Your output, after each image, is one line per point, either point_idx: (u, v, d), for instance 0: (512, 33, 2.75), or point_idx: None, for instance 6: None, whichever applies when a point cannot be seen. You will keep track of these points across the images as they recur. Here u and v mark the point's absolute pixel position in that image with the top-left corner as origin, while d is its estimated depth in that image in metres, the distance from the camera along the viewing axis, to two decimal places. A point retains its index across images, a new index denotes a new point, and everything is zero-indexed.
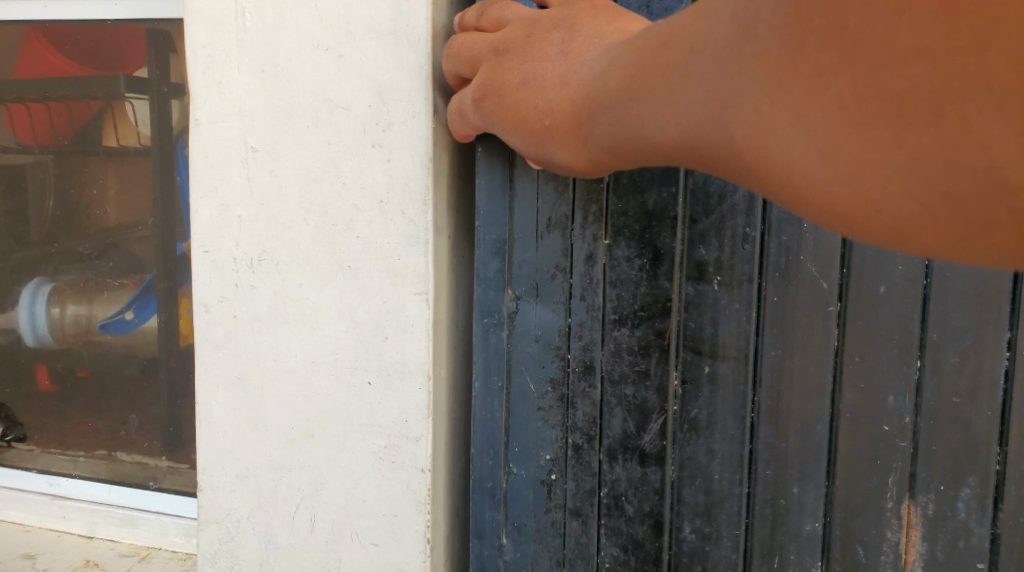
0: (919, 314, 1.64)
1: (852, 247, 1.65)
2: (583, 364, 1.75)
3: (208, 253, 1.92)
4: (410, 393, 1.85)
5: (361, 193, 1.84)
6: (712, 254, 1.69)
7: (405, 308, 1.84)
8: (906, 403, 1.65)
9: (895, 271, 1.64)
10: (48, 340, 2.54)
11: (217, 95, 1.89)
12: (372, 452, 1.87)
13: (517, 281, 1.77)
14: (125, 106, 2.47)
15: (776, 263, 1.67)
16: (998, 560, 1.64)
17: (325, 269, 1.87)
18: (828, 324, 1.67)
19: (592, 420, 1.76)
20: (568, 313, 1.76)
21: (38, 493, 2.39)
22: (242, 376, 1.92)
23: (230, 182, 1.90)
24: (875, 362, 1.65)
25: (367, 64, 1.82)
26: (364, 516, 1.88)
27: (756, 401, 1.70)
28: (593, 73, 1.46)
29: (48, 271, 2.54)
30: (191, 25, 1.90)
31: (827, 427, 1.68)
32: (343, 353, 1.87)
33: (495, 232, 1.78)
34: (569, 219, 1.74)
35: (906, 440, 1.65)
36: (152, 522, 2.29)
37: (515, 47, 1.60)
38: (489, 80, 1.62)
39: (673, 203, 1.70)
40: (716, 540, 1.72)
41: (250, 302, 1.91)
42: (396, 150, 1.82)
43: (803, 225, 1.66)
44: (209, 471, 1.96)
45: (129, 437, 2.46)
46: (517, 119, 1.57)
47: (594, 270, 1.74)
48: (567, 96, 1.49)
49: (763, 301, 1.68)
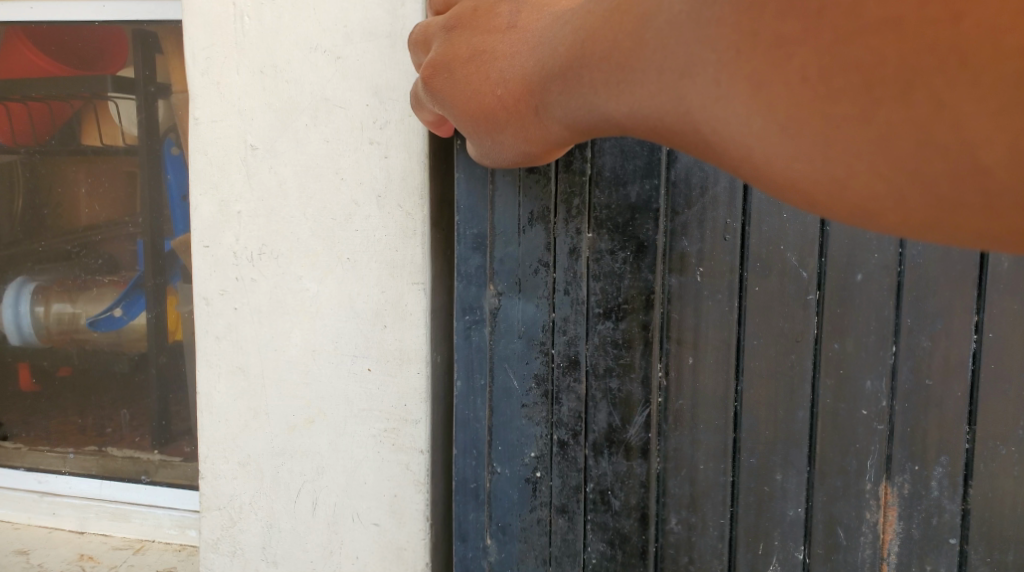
0: (893, 302, 1.70)
1: (829, 235, 1.70)
2: (567, 360, 1.79)
3: (208, 248, 1.96)
4: (409, 377, 1.90)
5: (359, 188, 1.90)
6: (694, 245, 1.74)
7: (403, 297, 1.90)
8: (883, 387, 1.71)
9: (870, 259, 1.70)
10: (33, 338, 2.53)
11: (217, 94, 1.94)
12: (373, 436, 1.93)
13: (499, 277, 1.79)
14: (109, 105, 2.42)
15: (757, 254, 1.72)
16: (969, 534, 1.71)
17: (325, 261, 1.92)
18: (808, 311, 1.72)
19: (577, 415, 1.79)
20: (552, 308, 1.79)
21: (27, 491, 2.47)
22: (244, 365, 1.97)
23: (230, 178, 1.94)
24: (854, 348, 1.71)
25: (365, 65, 1.87)
26: (365, 498, 1.93)
27: (741, 390, 1.74)
28: (546, 40, 1.42)
29: (34, 269, 2.52)
30: (190, 27, 1.94)
31: (807, 413, 1.73)
32: (343, 341, 1.92)
33: (476, 227, 1.80)
34: (550, 212, 1.77)
35: (883, 423, 1.71)
36: (146, 515, 2.38)
37: (466, 24, 1.59)
38: (441, 57, 1.60)
39: (655, 195, 1.75)
40: (702, 530, 1.77)
41: (251, 295, 1.95)
42: (393, 147, 1.88)
43: (783, 215, 1.71)
44: (211, 459, 2.00)
45: (118, 434, 2.48)
46: (468, 93, 1.56)
47: (578, 264, 1.77)
48: (521, 68, 1.47)
49: (745, 291, 1.73)
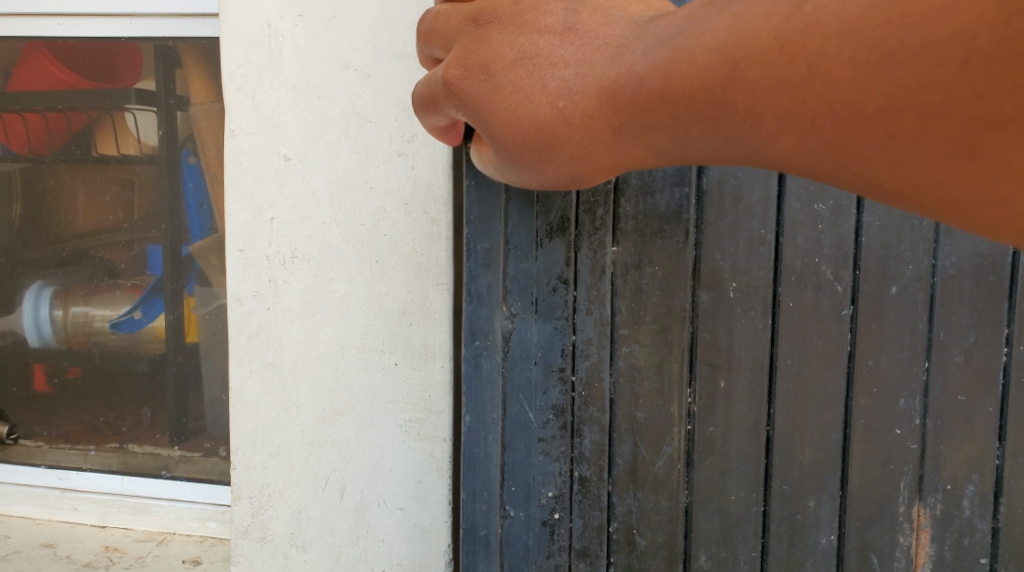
0: (926, 315, 1.67)
1: (864, 246, 1.68)
2: (587, 388, 1.71)
3: (243, 253, 2.06)
4: (433, 371, 2.03)
5: (386, 196, 2.02)
6: (727, 259, 1.69)
7: (428, 296, 2.02)
8: (916, 405, 1.68)
9: (904, 271, 1.67)
10: (52, 341, 2.48)
11: (252, 108, 2.03)
12: (399, 426, 2.04)
13: (512, 296, 1.71)
14: (126, 117, 2.37)
15: (792, 268, 1.68)
16: (999, 554, 1.68)
17: (355, 263, 2.04)
18: (842, 326, 1.68)
19: (600, 448, 1.71)
20: (573, 330, 1.71)
21: (49, 487, 2.48)
22: (277, 361, 2.06)
23: (263, 187, 2.04)
24: (888, 365, 1.68)
25: (393, 84, 2.00)
26: (390, 484, 2.05)
27: (772, 414, 1.70)
28: (641, 57, 1.42)
29: (59, 275, 2.46)
30: (228, 46, 2.04)
31: (841, 435, 1.69)
32: (372, 338, 2.04)
33: (487, 241, 1.72)
34: (570, 224, 1.70)
35: (916, 443, 1.68)
36: (167, 508, 2.40)
37: (501, 18, 1.52)
38: (474, 55, 1.52)
39: (685, 204, 1.70)
40: (732, 564, 1.71)
41: (284, 295, 2.05)
42: (419, 158, 2.01)
43: (819, 224, 1.68)
44: (242, 450, 2.09)
45: (135, 431, 2.45)
46: (517, 100, 1.50)
47: (603, 282, 1.70)
48: (599, 80, 1.45)
49: (779, 308, 1.69)
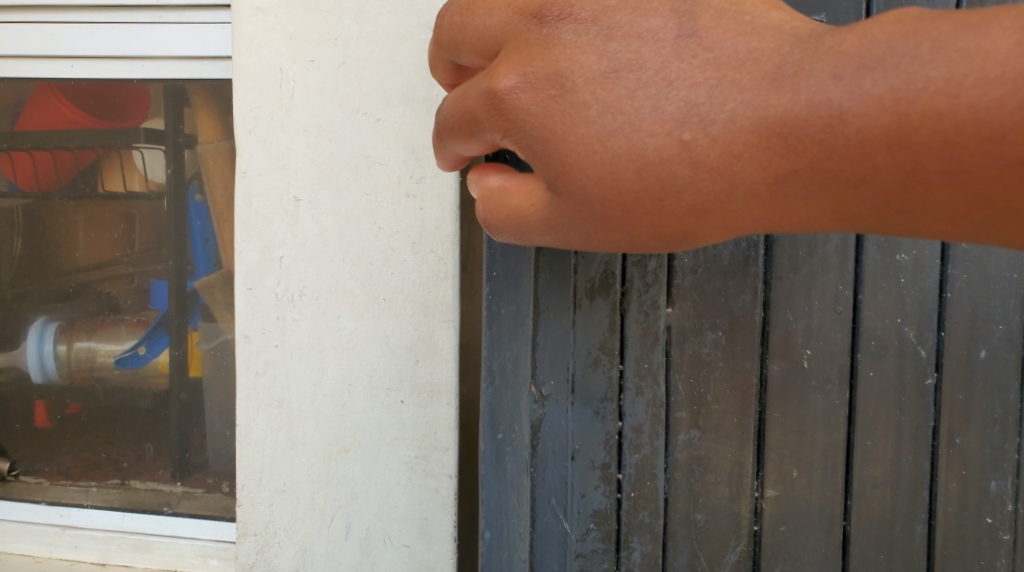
0: (1018, 385, 1.51)
1: (949, 304, 1.51)
2: (637, 488, 1.52)
3: (251, 291, 1.87)
4: (439, 408, 1.87)
5: (395, 235, 1.85)
6: (800, 321, 1.51)
7: (434, 334, 1.86)
8: (1008, 487, 1.52)
9: (994, 332, 1.51)
10: (55, 377, 2.22)
11: (262, 150, 1.86)
12: (405, 462, 1.88)
13: (542, 377, 1.51)
14: (133, 154, 2.15)
15: (871, 332, 1.51)
16: None
17: (362, 301, 1.86)
18: (925, 399, 1.51)
19: (652, 560, 1.52)
20: (619, 416, 1.52)
21: (48, 525, 2.22)
22: (285, 400, 1.88)
23: (272, 226, 1.86)
24: (978, 443, 1.51)
25: (404, 127, 1.84)
26: (396, 521, 1.88)
27: (851, 505, 1.52)
28: (836, 84, 1.27)
29: (65, 314, 2.21)
30: (240, 89, 1.85)
31: (926, 527, 1.52)
32: (379, 375, 1.87)
33: (512, 303, 1.51)
34: (614, 281, 1.51)
35: (1008, 533, 1.52)
36: (168, 545, 2.17)
37: (587, 20, 1.34)
38: (540, 63, 1.34)
39: (753, 254, 1.51)
40: None
41: (291, 333, 1.87)
42: (428, 200, 1.85)
43: (900, 279, 1.51)
44: (247, 487, 1.90)
45: (136, 467, 2.21)
46: (614, 125, 1.33)
47: (655, 353, 1.52)
48: (752, 107, 1.30)
49: (857, 379, 1.51)
